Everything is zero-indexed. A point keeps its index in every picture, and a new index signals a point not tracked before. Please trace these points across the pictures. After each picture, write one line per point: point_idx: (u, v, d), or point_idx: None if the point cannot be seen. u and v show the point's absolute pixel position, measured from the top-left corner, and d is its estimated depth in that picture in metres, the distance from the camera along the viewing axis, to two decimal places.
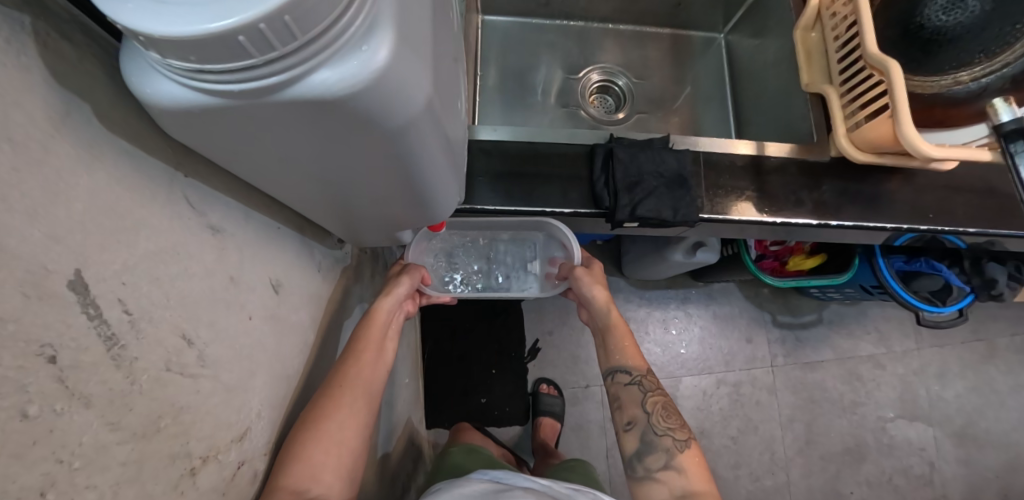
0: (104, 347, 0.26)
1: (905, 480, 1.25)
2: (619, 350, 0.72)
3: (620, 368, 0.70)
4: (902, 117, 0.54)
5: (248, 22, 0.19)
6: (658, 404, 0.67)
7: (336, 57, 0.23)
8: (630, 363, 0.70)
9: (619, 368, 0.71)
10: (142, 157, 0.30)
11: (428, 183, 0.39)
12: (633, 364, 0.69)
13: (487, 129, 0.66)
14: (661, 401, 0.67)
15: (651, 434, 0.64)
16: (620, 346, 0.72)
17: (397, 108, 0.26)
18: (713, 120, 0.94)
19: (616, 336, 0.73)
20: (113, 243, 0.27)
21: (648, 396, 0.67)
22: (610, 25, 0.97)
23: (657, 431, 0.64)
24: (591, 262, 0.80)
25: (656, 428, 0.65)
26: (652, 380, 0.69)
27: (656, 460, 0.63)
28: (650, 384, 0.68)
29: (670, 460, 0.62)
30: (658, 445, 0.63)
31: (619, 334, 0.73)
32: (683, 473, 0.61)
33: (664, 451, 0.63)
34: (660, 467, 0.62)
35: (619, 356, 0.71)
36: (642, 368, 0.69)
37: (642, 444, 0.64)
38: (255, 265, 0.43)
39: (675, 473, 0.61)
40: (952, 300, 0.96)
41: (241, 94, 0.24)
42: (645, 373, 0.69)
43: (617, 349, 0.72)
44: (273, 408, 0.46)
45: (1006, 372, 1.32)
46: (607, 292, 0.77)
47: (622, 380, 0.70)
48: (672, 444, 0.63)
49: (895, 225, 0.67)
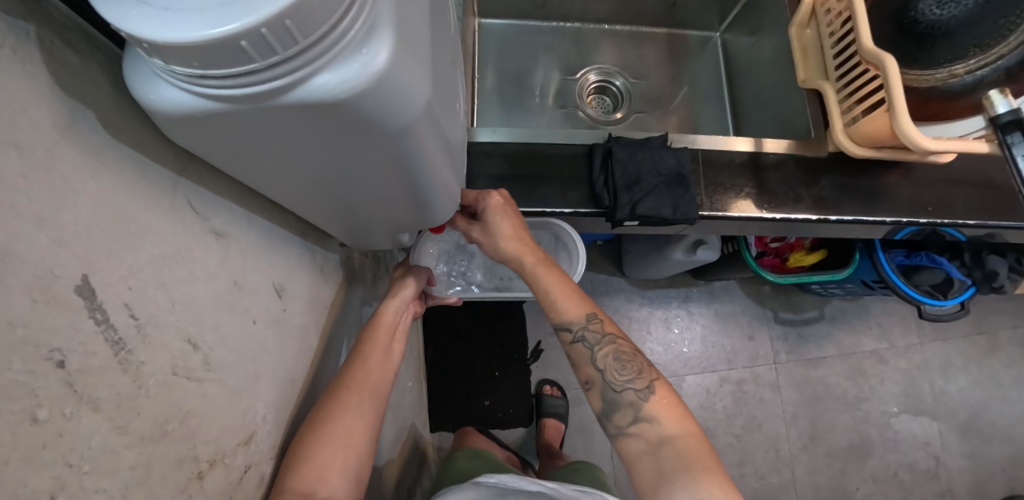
0: (111, 351, 0.26)
1: (911, 475, 1.24)
2: (552, 304, 0.56)
3: (561, 325, 0.56)
4: (899, 112, 0.54)
5: (251, 26, 0.20)
6: (611, 355, 0.54)
7: (336, 61, 0.24)
8: (567, 318, 0.56)
9: (559, 324, 0.57)
10: (146, 163, 0.31)
11: (427, 184, 0.39)
12: (569, 319, 0.55)
13: (486, 131, 0.67)
14: (613, 351, 0.54)
15: (611, 392, 0.53)
16: (551, 301, 0.56)
17: (395, 108, 0.27)
18: (711, 119, 0.94)
19: (542, 289, 0.57)
20: (119, 249, 0.28)
21: (597, 351, 0.55)
22: (606, 26, 0.97)
23: (616, 387, 0.53)
24: (478, 199, 0.57)
25: (615, 384, 0.53)
26: (599, 328, 0.55)
27: (624, 417, 0.52)
28: (596, 335, 0.55)
29: (638, 413, 0.51)
30: (622, 401, 0.52)
31: (543, 287, 0.56)
32: (656, 422, 0.51)
33: (629, 406, 0.52)
34: (630, 422, 0.52)
35: (554, 312, 0.56)
36: (580, 320, 0.55)
37: (605, 403, 0.53)
38: (258, 269, 0.44)
39: (649, 424, 0.51)
40: (954, 294, 0.96)
41: (243, 100, 0.24)
42: (589, 321, 0.55)
43: (549, 305, 0.57)
44: (278, 412, 0.46)
45: (1007, 365, 1.32)
46: (511, 236, 0.57)
47: (567, 338, 0.56)
48: (635, 397, 0.52)
49: (894, 220, 0.67)
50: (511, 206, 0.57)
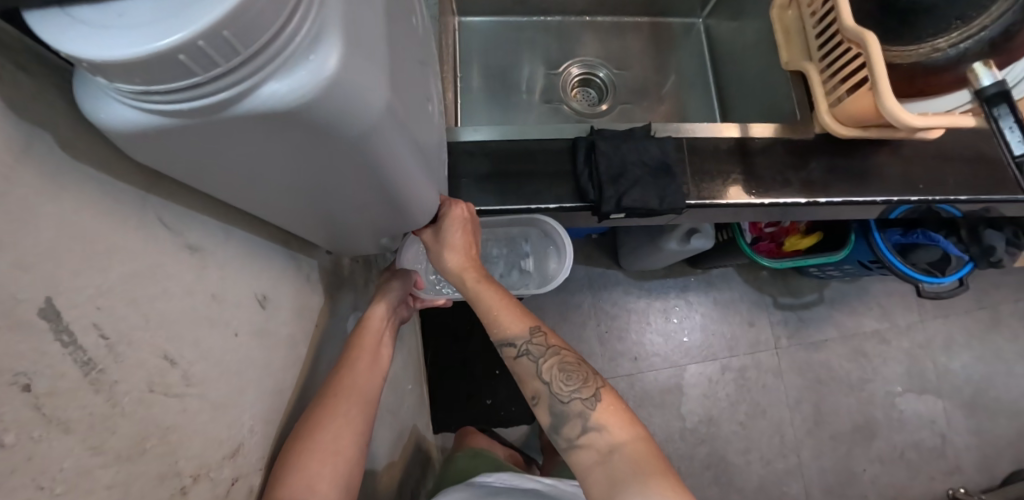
0: (81, 372, 0.26)
1: (918, 454, 1.24)
2: (494, 320, 0.56)
3: (504, 341, 0.55)
4: (883, 90, 0.54)
5: (187, 40, 0.20)
6: (556, 367, 0.54)
7: (283, 69, 0.23)
8: (510, 333, 0.55)
9: (502, 341, 0.55)
10: (110, 182, 0.30)
11: (400, 187, 0.39)
12: (513, 334, 0.55)
13: (468, 130, 0.67)
14: (558, 363, 0.54)
15: (558, 404, 0.52)
16: (494, 316, 0.55)
17: (351, 114, 0.26)
18: (698, 107, 0.94)
19: (485, 304, 0.56)
20: (85, 269, 0.27)
21: (542, 364, 0.54)
22: (588, 17, 0.97)
23: (563, 398, 0.52)
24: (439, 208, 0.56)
25: (561, 395, 0.52)
26: (544, 340, 0.55)
27: (573, 429, 0.51)
28: (541, 348, 0.54)
29: (586, 423, 0.50)
30: (570, 412, 0.51)
31: (487, 303, 0.56)
32: (605, 430, 0.50)
33: (577, 417, 0.51)
34: (579, 433, 0.51)
35: (497, 328, 0.55)
36: (523, 333, 0.54)
37: (553, 417, 0.52)
38: (238, 281, 0.43)
39: (597, 433, 0.50)
40: (952, 271, 0.95)
41: (194, 113, 0.24)
42: (532, 335, 0.55)
43: (492, 320, 0.56)
44: (266, 423, 0.46)
45: (1011, 339, 1.31)
46: (463, 251, 0.57)
47: (511, 354, 0.55)
48: (582, 406, 0.51)
49: (884, 199, 0.67)
50: (469, 219, 0.57)
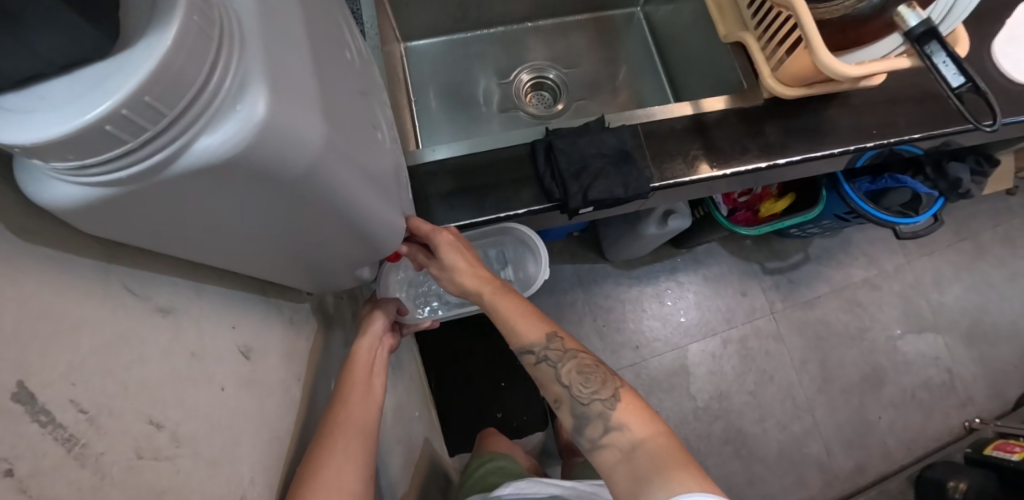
0: (63, 449, 0.27)
1: (929, 393, 1.25)
2: (511, 331, 0.57)
3: (523, 350, 0.57)
4: (817, 45, 0.55)
5: (110, 110, 0.20)
6: (574, 371, 0.55)
7: (214, 122, 0.24)
8: (528, 341, 0.56)
9: (521, 349, 0.57)
10: (68, 259, 0.31)
11: (360, 217, 0.40)
12: (530, 343, 0.56)
13: (429, 150, 0.68)
14: (576, 366, 0.56)
15: (579, 406, 0.54)
16: (510, 328, 0.57)
17: (288, 154, 0.27)
18: (650, 92, 0.96)
19: (500, 317, 0.57)
20: (54, 347, 0.28)
21: (560, 368, 0.56)
22: (530, 24, 0.99)
23: (583, 400, 0.54)
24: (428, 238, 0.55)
25: (582, 397, 0.54)
26: (561, 345, 0.56)
27: (595, 430, 0.53)
28: (559, 353, 0.56)
29: (607, 423, 0.52)
30: (591, 413, 0.53)
31: (502, 316, 0.56)
32: (626, 429, 0.51)
33: (598, 418, 0.53)
34: (601, 433, 0.52)
35: (515, 338, 0.57)
36: (540, 341, 0.55)
37: (575, 419, 0.54)
38: (217, 335, 0.44)
39: (619, 432, 0.51)
40: (924, 209, 0.97)
41: (134, 179, 0.25)
42: (550, 341, 0.56)
43: (509, 332, 0.57)
44: (266, 472, 0.46)
45: (997, 265, 1.33)
46: (470, 270, 0.57)
47: (530, 361, 0.57)
48: (602, 407, 0.53)
49: (843, 150, 0.68)
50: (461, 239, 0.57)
